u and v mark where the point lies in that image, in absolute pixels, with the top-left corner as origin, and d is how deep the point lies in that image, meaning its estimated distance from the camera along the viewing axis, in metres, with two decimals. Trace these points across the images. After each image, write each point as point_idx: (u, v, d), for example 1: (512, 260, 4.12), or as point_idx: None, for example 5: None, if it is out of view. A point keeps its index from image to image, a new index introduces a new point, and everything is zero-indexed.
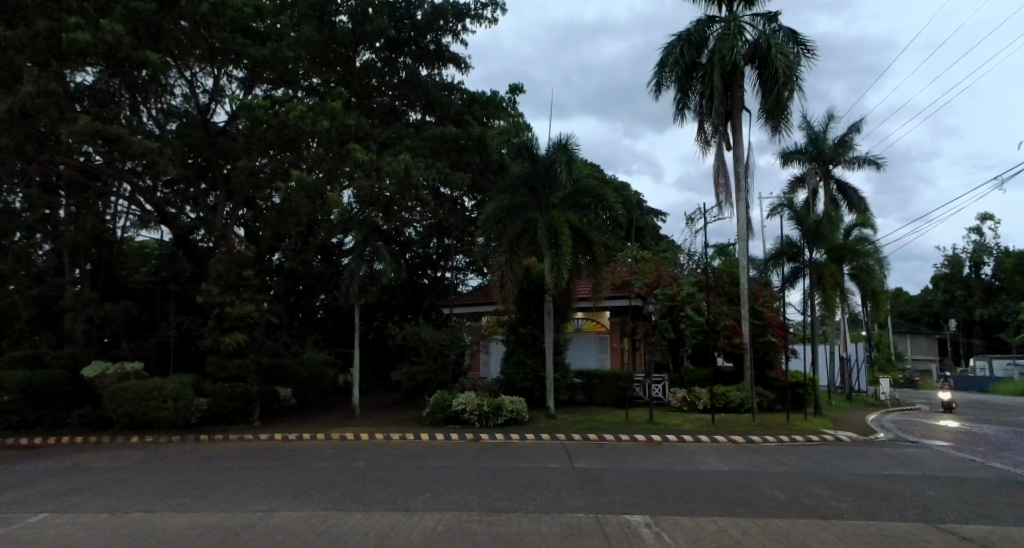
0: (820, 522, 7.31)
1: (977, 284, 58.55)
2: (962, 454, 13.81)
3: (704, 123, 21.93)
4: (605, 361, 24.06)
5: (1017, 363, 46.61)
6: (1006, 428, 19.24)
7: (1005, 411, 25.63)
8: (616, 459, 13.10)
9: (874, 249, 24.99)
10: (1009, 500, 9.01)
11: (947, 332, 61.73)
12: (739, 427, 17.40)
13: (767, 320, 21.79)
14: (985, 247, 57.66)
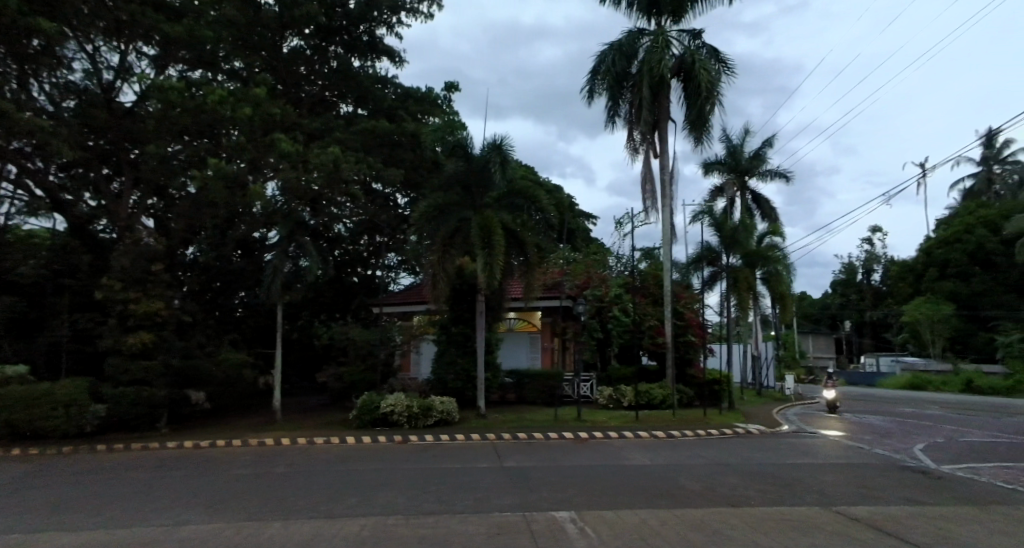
0: (733, 511, 7.58)
1: (868, 289, 64.25)
2: (854, 443, 14.93)
3: (633, 131, 22.49)
4: (536, 361, 24.21)
5: (902, 360, 51.06)
6: (892, 418, 21.02)
7: (892, 404, 27.91)
8: (544, 457, 13.19)
9: (785, 256, 26.60)
10: (895, 483, 9.78)
11: (842, 332, 67.09)
12: (661, 423, 17.98)
13: (689, 321, 22.64)
14: (875, 255, 63.32)
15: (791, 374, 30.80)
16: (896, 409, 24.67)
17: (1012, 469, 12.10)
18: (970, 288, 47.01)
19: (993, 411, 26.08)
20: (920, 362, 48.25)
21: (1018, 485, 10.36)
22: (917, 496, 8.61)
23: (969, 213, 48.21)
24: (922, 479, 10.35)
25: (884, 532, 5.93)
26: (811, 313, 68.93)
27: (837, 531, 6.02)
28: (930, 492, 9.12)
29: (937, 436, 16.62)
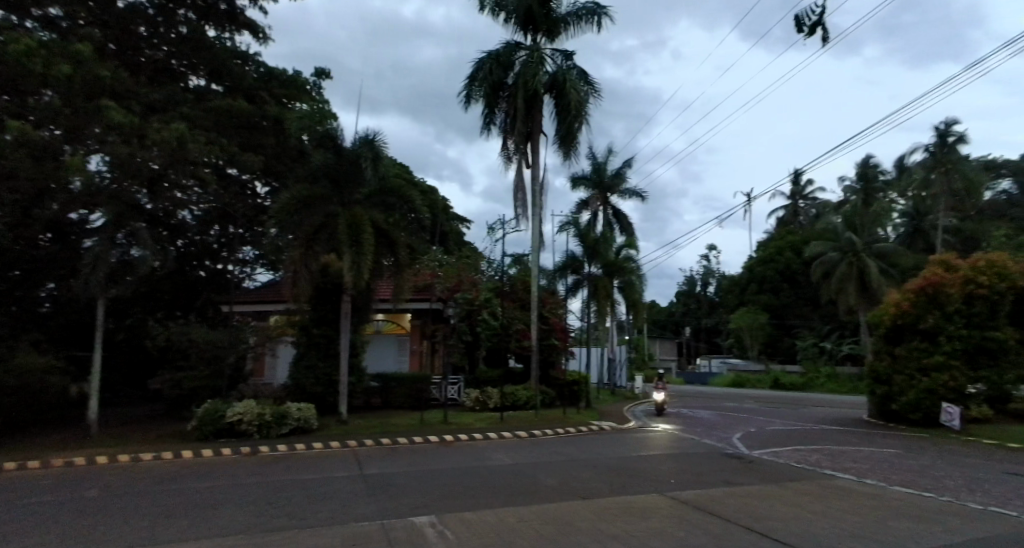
0: (593, 504, 7.95)
1: (704, 299, 71.55)
2: (690, 435, 16.24)
3: (507, 140, 22.73)
4: (404, 364, 23.64)
5: (727, 361, 57.19)
6: (718, 411, 23.39)
7: (719, 399, 31.17)
8: (408, 462, 12.70)
9: (639, 268, 28.13)
10: (715, 467, 10.92)
11: (682, 337, 73.89)
12: (525, 423, 18.25)
13: (553, 325, 23.22)
14: (711, 269, 70.67)
15: (638, 374, 33.04)
16: (722, 404, 27.53)
17: (804, 450, 13.98)
18: (780, 300, 54.32)
19: (795, 404, 30.19)
20: (742, 364, 54.42)
21: (815, 465, 12.02)
22: (734, 479, 9.82)
23: (781, 237, 55.67)
24: (741, 464, 11.54)
25: (759, 534, 6.67)
26: (658, 320, 74.86)
27: (715, 535, 6.59)
28: (744, 474, 10.37)
29: (751, 425, 18.84)
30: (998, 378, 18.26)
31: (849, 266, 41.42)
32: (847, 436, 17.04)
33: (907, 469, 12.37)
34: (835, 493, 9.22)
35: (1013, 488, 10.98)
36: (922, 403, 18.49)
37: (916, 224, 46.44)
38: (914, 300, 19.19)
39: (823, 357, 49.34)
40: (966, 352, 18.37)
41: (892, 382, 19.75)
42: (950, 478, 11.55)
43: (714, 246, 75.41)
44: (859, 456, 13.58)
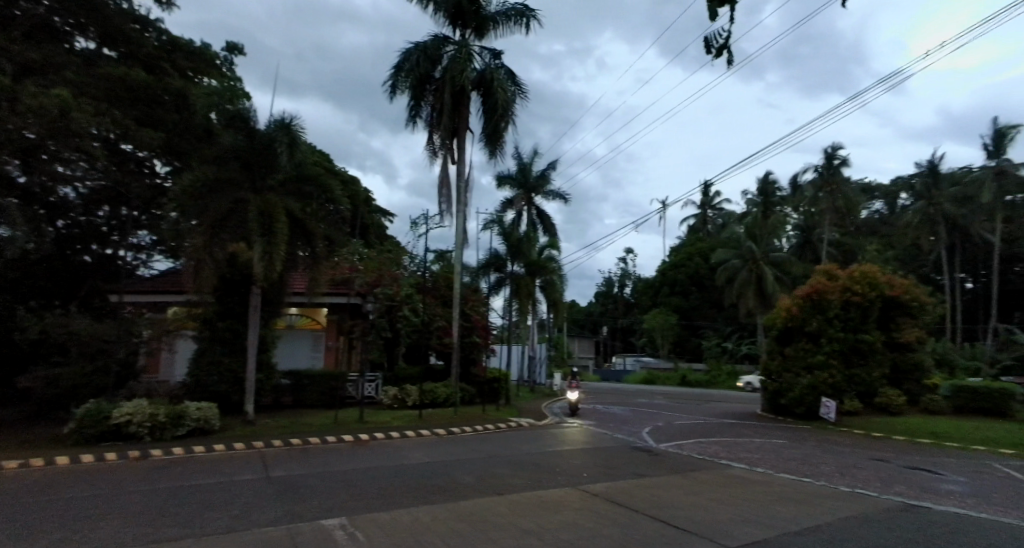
0: (504, 500, 7.72)
1: (620, 300, 73.86)
2: (604, 430, 16.45)
3: (433, 135, 22.17)
4: (319, 361, 22.55)
5: (640, 360, 59.30)
6: (631, 407, 23.98)
7: (632, 396, 32.06)
8: (318, 463, 11.99)
9: (560, 267, 28.00)
10: (625, 460, 11.04)
11: (599, 336, 75.86)
12: (444, 420, 17.83)
13: (475, 322, 22.86)
14: (628, 271, 73.06)
15: (557, 371, 33.35)
16: (635, 400, 28.31)
17: (706, 442, 14.56)
18: (689, 302, 57.11)
19: (700, 399, 31.62)
20: (653, 362, 56.53)
21: (714, 456, 12.55)
22: (643, 471, 9.97)
23: (692, 242, 58.42)
24: (647, 455, 11.87)
25: (674, 528, 6.74)
26: (577, 319, 76.47)
27: (631, 529, 6.59)
28: (652, 466, 10.62)
29: (660, 420, 19.47)
30: (867, 376, 19.81)
31: (748, 272, 44.08)
32: (748, 429, 17.96)
33: (791, 457, 13.28)
34: (729, 482, 9.75)
35: (884, 475, 12.00)
36: (804, 397, 20.12)
37: (807, 236, 49.22)
38: (801, 306, 20.76)
39: (726, 356, 52.20)
40: (841, 352, 19.88)
41: (781, 379, 21.27)
42: (825, 465, 12.57)
43: (631, 249, 77.95)
44: (752, 447, 14.36)
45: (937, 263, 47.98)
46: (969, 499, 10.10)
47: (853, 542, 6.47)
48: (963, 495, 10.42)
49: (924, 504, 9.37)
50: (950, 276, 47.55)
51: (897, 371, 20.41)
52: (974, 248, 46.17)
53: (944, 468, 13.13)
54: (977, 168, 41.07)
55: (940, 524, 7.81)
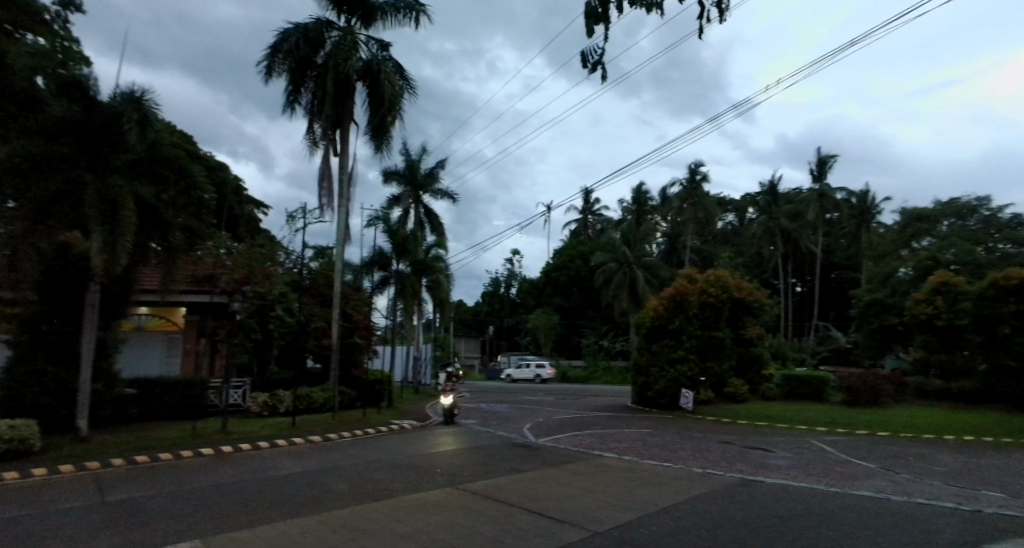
0: (379, 506, 6.90)
1: (506, 300, 74.45)
2: (485, 428, 16.00)
3: (313, 123, 20.58)
4: (175, 367, 19.93)
5: (523, 358, 59.87)
6: (512, 405, 23.88)
7: (516, 393, 32.09)
8: (168, 481, 10.33)
9: (447, 266, 27.03)
10: (503, 457, 10.61)
11: (485, 336, 75.82)
12: (321, 427, 16.41)
13: (357, 322, 21.49)
14: (514, 272, 73.90)
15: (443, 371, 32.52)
16: (518, 397, 28.28)
17: (582, 435, 14.65)
18: (569, 302, 58.95)
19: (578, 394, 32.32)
20: (533, 359, 57.17)
21: (587, 447, 12.58)
22: (521, 466, 9.60)
23: (573, 245, 60.31)
24: (525, 450, 11.64)
25: (542, 518, 6.37)
26: (463, 319, 75.69)
27: (509, 524, 6.12)
28: (530, 460, 10.39)
29: (539, 415, 19.46)
30: (718, 368, 21.21)
31: (623, 275, 46.30)
32: (620, 420, 18.41)
33: (653, 444, 13.76)
34: (603, 470, 9.80)
35: (728, 454, 12.82)
36: (668, 389, 21.20)
37: (673, 243, 52.72)
38: (665, 306, 21.71)
39: (603, 353, 54.26)
40: (698, 347, 21.24)
41: (649, 373, 22.17)
42: (682, 449, 13.14)
43: (516, 250, 78.40)
44: (621, 437, 14.71)
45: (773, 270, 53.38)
46: (792, 472, 11.21)
47: (703, 522, 6.56)
48: (788, 468, 11.49)
49: (760, 479, 10.17)
50: (783, 281, 53.26)
51: (742, 362, 22.07)
52: (803, 257, 52.07)
53: (776, 446, 14.32)
54: (805, 190, 46.14)
55: (775, 500, 8.38)
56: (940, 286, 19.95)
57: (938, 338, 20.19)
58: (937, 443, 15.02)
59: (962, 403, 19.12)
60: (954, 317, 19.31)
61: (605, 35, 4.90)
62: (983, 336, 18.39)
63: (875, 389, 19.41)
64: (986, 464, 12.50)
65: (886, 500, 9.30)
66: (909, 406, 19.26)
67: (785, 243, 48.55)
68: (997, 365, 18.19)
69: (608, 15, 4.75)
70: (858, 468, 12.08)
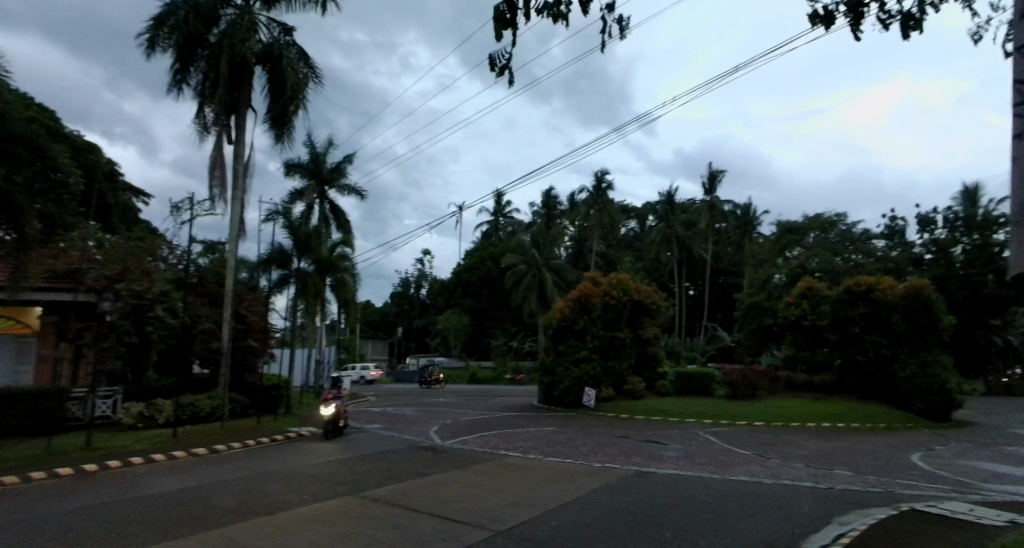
0: (269, 520, 6.29)
1: (415, 301, 73.14)
2: (390, 432, 15.42)
3: (203, 107, 18.94)
4: (27, 376, 17.70)
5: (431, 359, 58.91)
6: (419, 407, 23.37)
7: (424, 396, 31.46)
8: (15, 508, 8.87)
9: (353, 266, 26.03)
10: (405, 462, 10.18)
11: (393, 337, 73.92)
12: (204, 438, 15.04)
13: (252, 324, 20.03)
14: (424, 273, 72.84)
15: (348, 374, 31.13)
16: (425, 400, 27.66)
17: (489, 436, 14.50)
18: (480, 304, 59.02)
19: (488, 395, 32.33)
20: (441, 360, 56.23)
21: (493, 448, 12.44)
22: (426, 471, 9.26)
23: (484, 246, 60.43)
24: (431, 454, 11.29)
25: (444, 520, 6.11)
26: (372, 320, 73.43)
27: (410, 529, 5.79)
28: (434, 464, 10.04)
29: (446, 418, 19.12)
30: (619, 366, 21.87)
31: (533, 277, 46.97)
32: (526, 420, 18.47)
33: (558, 441, 13.94)
34: (509, 469, 9.73)
35: (623, 448, 13.20)
36: (572, 388, 21.60)
37: (581, 246, 54.08)
38: (571, 308, 22.18)
39: (511, 354, 54.59)
40: (601, 347, 21.84)
41: (555, 373, 22.49)
42: (584, 445, 13.41)
43: (427, 250, 77.09)
44: (528, 436, 14.74)
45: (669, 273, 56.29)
46: (679, 461, 11.74)
47: (602, 513, 6.61)
48: (678, 459, 12.00)
49: (651, 469, 10.51)
50: (679, 284, 56.27)
51: (640, 361, 22.64)
52: (695, 262, 55.25)
53: (669, 438, 14.97)
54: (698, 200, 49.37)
55: (669, 489, 8.66)
56: (806, 291, 21.64)
57: (803, 336, 21.98)
58: (812, 431, 16.36)
59: (820, 393, 20.80)
60: (816, 318, 21.16)
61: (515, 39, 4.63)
62: (838, 335, 20.73)
63: (754, 383, 20.77)
64: (841, 447, 13.83)
65: (756, 484, 9.96)
66: (782, 397, 20.72)
67: (680, 250, 51.35)
68: (847, 360, 20.51)
69: (516, 20, 4.46)
70: (736, 455, 12.90)
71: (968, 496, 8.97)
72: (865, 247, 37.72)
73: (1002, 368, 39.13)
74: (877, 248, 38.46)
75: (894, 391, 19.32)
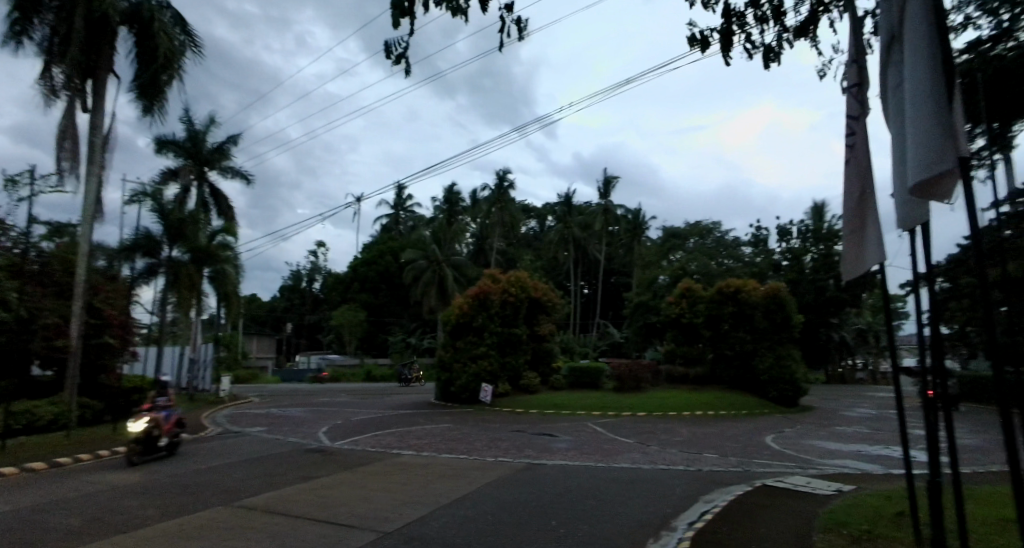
0: (132, 536, 5.81)
1: (307, 295, 70.26)
2: (274, 435, 14.84)
3: (50, 66, 16.58)
4: None
5: (323, 357, 56.43)
6: (307, 408, 22.56)
7: (313, 395, 30.17)
8: None
9: (236, 256, 24.31)
10: (288, 466, 9.92)
11: (281, 334, 70.35)
12: (50, 449, 13.47)
13: (110, 319, 18.05)
14: (317, 266, 70.18)
15: (227, 373, 29.08)
16: (314, 400, 26.61)
17: (383, 435, 14.53)
18: (377, 299, 57.90)
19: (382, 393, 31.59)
20: (334, 357, 54.32)
21: (385, 447, 12.52)
22: (311, 474, 9.22)
23: (383, 240, 59.19)
24: (318, 456, 11.13)
25: (332, 524, 6.12)
26: (258, 315, 69.25)
27: (291, 537, 5.66)
28: (321, 467, 9.94)
29: (337, 418, 18.67)
30: (515, 362, 22.59)
31: (432, 273, 46.85)
32: (420, 418, 18.53)
33: (452, 438, 14.27)
34: (401, 468, 9.98)
35: (516, 442, 13.74)
36: (469, 385, 22.06)
37: (481, 243, 54.42)
38: (470, 304, 22.62)
39: (409, 351, 53.94)
40: (498, 344, 22.46)
41: (452, 369, 22.85)
42: (478, 441, 13.83)
43: (321, 242, 74.04)
44: (422, 433, 14.93)
45: (566, 272, 58.27)
46: (569, 452, 12.49)
47: (489, 508, 6.98)
48: (567, 450, 12.76)
49: (542, 461, 11.13)
50: (574, 282, 58.52)
51: (536, 356, 23.51)
52: (590, 262, 57.87)
53: (560, 431, 15.78)
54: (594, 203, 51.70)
55: (554, 480, 9.24)
56: (685, 291, 22.91)
57: (682, 333, 23.41)
58: (685, 420, 17.88)
59: (695, 385, 22.77)
60: (692, 316, 22.68)
61: (411, 30, 4.83)
62: (711, 331, 22.56)
63: (638, 377, 22.32)
64: (709, 432, 15.31)
65: (637, 470, 10.90)
66: (662, 390, 22.28)
67: (576, 250, 53.50)
68: (718, 355, 22.56)
69: (413, 12, 4.73)
70: (620, 444, 13.92)
71: (807, 470, 10.44)
72: (735, 253, 41.70)
73: (841, 361, 44.80)
74: (745, 254, 42.49)
75: (754, 381, 21.96)
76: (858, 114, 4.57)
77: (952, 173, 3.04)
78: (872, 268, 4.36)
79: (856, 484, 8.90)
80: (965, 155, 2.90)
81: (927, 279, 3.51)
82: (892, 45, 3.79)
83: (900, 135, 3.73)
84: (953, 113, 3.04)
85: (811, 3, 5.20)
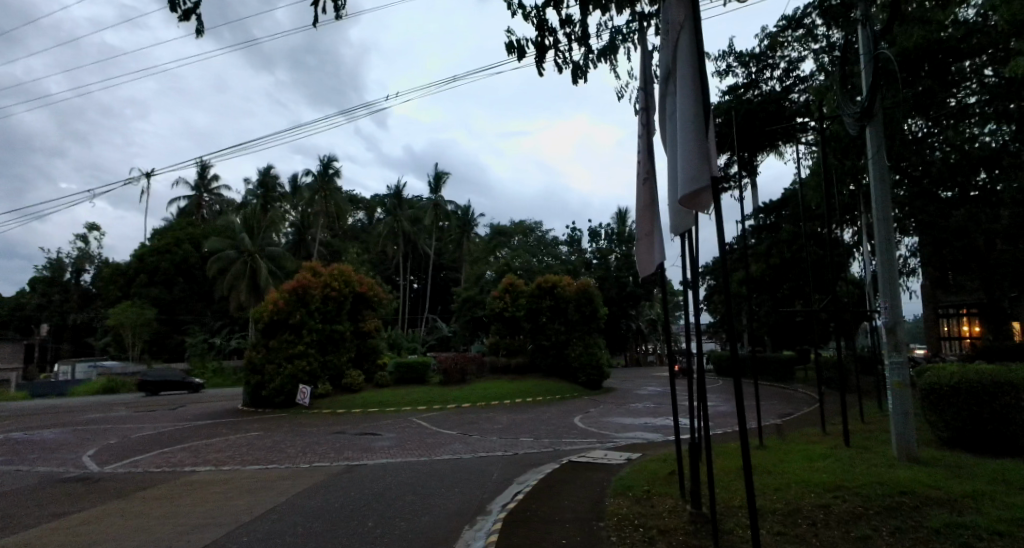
0: None
1: (75, 290, 59.77)
2: (16, 466, 12.42)
3: None
4: None
5: (98, 363, 48.42)
6: (71, 428, 19.27)
7: (76, 413, 25.64)
8: None
9: None
10: (32, 505, 8.41)
11: (37, 337, 58.75)
12: None
13: None
14: (87, 255, 60.15)
15: None
16: (79, 418, 22.74)
17: (171, 453, 13.08)
18: (172, 295, 51.57)
19: (173, 405, 28.07)
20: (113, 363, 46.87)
21: (174, 466, 11.32)
22: (66, 510, 7.96)
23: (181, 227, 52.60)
24: (81, 487, 9.65)
25: None
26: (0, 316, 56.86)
27: None
28: (80, 499, 8.63)
29: (111, 437, 16.30)
30: (337, 360, 21.90)
31: (243, 264, 43.19)
32: (222, 428, 16.99)
33: (260, 447, 13.39)
34: (188, 488, 9.14)
35: (335, 445, 13.43)
36: (283, 387, 20.86)
37: (302, 235, 51.29)
38: (286, 298, 21.21)
39: (212, 353, 49.02)
40: (318, 342, 21.58)
41: (264, 371, 21.36)
42: (291, 447, 13.17)
43: (93, 226, 63.42)
44: (223, 445, 13.77)
45: (394, 267, 57.70)
46: (391, 450, 12.59)
47: (296, 519, 6.83)
48: (388, 448, 12.83)
49: (361, 462, 11.06)
50: (403, 277, 58.06)
51: (360, 353, 22.99)
52: (419, 257, 58.05)
53: (382, 428, 15.76)
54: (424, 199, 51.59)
55: (367, 481, 9.21)
56: (508, 286, 24.12)
57: (505, 326, 24.69)
58: (505, 407, 18.98)
59: (514, 375, 24.22)
60: (515, 310, 24.01)
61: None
62: (529, 324, 24.19)
63: (463, 369, 23.08)
64: (525, 419, 16.47)
65: (456, 460, 11.43)
66: (487, 380, 23.41)
67: (405, 244, 53.12)
68: (537, 346, 24.26)
69: None
70: (442, 436, 14.35)
71: (605, 444, 11.86)
72: (554, 251, 44.90)
73: (635, 346, 51.01)
74: (563, 252, 46.07)
75: (566, 368, 23.98)
76: (645, 133, 5.13)
77: (708, 192, 3.50)
78: (658, 265, 4.96)
79: (642, 452, 10.39)
80: (715, 176, 3.37)
81: (693, 274, 4.01)
82: (668, 80, 4.24)
83: (672, 157, 4.20)
84: (709, 144, 3.52)
85: (610, 32, 5.80)
